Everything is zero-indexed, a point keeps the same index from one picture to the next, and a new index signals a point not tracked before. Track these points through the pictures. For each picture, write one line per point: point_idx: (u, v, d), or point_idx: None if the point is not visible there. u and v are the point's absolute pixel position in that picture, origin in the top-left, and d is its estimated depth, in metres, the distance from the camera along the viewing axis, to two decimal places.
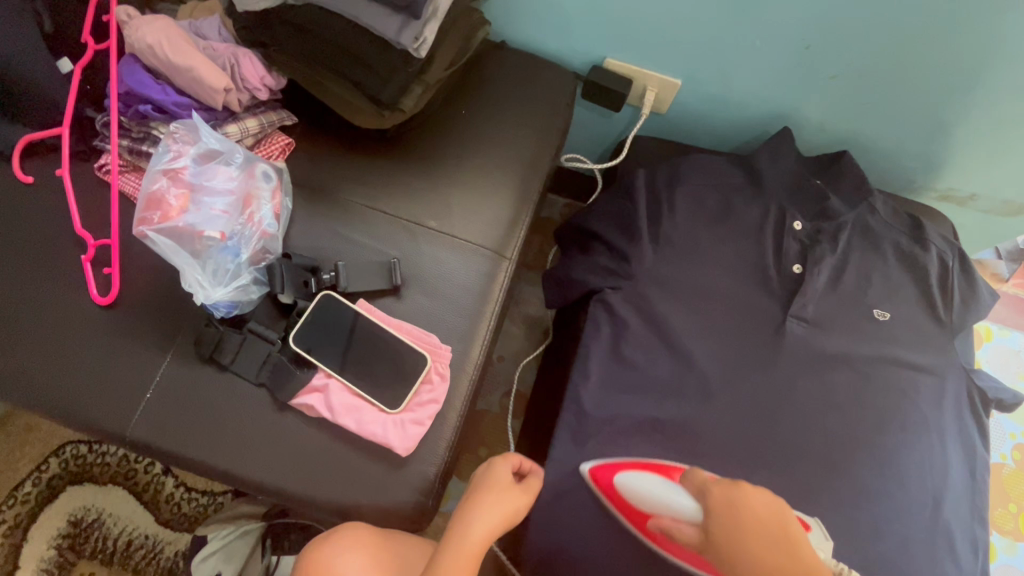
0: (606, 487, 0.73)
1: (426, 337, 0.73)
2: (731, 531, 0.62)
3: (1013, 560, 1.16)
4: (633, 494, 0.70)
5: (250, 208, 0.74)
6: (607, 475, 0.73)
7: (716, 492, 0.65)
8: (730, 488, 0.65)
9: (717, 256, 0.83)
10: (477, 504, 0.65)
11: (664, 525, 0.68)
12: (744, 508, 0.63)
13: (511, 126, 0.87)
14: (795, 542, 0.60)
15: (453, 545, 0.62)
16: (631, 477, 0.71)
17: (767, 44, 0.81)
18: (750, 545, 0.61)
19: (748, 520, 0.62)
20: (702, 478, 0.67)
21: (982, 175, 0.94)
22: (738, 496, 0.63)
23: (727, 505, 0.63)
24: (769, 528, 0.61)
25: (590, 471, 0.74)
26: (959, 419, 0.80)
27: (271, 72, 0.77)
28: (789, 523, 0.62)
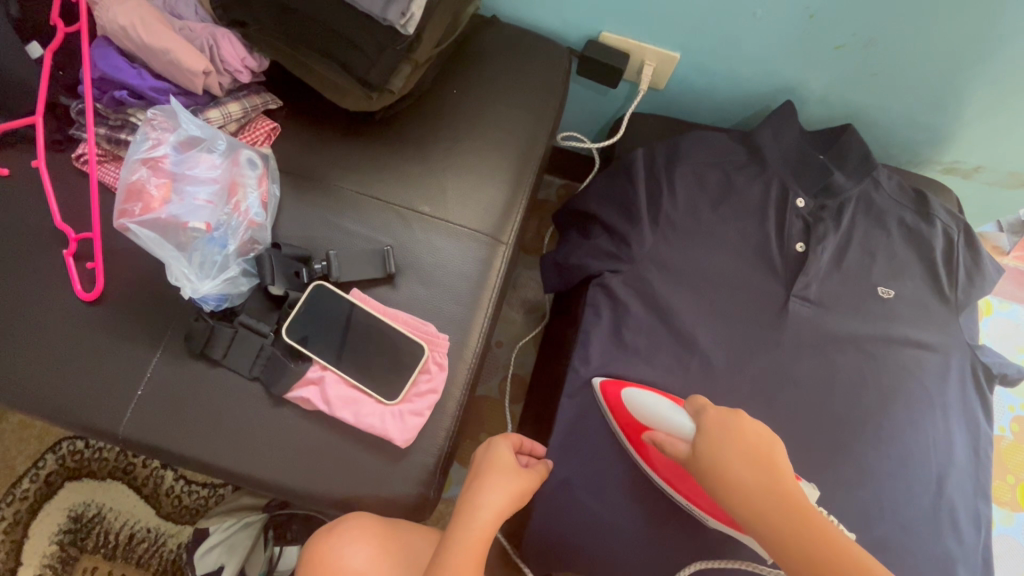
0: (611, 395, 0.73)
1: (423, 327, 0.70)
2: (722, 449, 0.58)
3: (1011, 531, 1.16)
4: (636, 408, 0.70)
5: (236, 197, 0.71)
6: (615, 388, 0.73)
7: (710, 416, 0.62)
8: (725, 413, 0.61)
9: (719, 236, 0.81)
10: (477, 497, 0.62)
11: (658, 439, 0.64)
12: (736, 432, 0.59)
13: (505, 105, 0.84)
14: (780, 473, 0.57)
15: (455, 541, 0.60)
16: (638, 393, 0.71)
17: (769, 14, 0.78)
18: (738, 468, 0.57)
19: (738, 443, 0.58)
20: (703, 401, 0.65)
21: (988, 146, 0.91)
22: (733, 420, 0.60)
23: (719, 427, 0.60)
24: (758, 454, 0.58)
25: (600, 383, 0.75)
26: (963, 395, 0.78)
27: (253, 54, 0.74)
28: (777, 455, 0.58)
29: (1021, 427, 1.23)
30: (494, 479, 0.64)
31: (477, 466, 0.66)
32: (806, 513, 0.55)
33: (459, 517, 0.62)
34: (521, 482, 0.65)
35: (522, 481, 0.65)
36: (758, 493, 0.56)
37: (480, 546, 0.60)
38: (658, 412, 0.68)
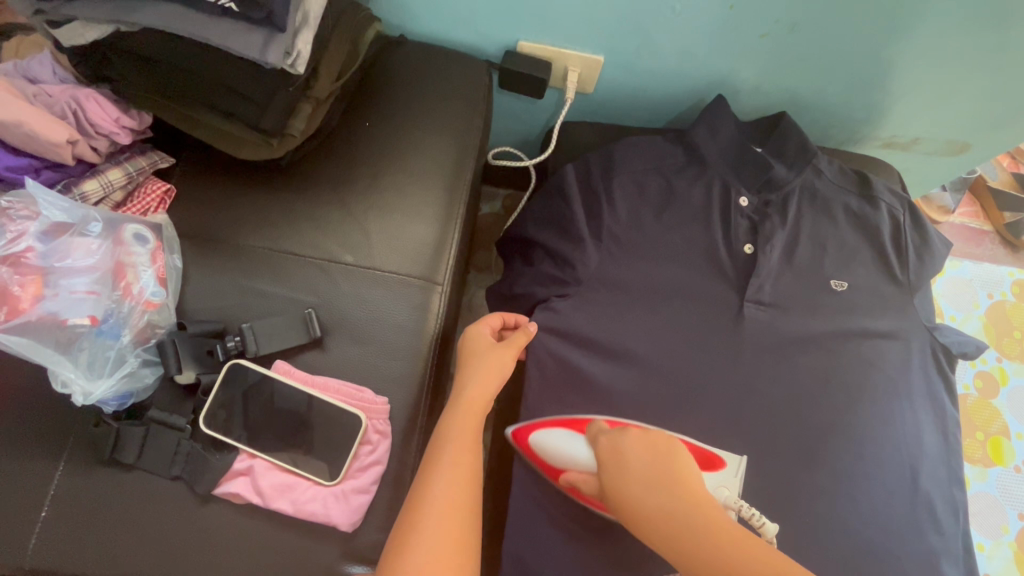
0: (525, 444, 0.70)
1: (359, 394, 0.64)
2: (613, 475, 0.55)
3: (985, 487, 1.18)
4: (548, 451, 0.66)
5: (125, 279, 0.63)
6: (526, 434, 0.70)
7: (603, 442, 0.59)
8: (614, 436, 0.59)
9: (665, 247, 0.77)
10: (469, 372, 0.67)
11: (572, 479, 0.61)
12: (630, 448, 0.56)
13: (425, 130, 0.78)
14: (685, 487, 0.51)
15: (456, 413, 0.63)
16: (545, 433, 0.68)
17: (687, 10, 0.74)
18: (630, 485, 0.53)
19: (630, 465, 0.54)
20: (600, 427, 0.62)
21: (924, 117, 0.90)
22: (625, 441, 0.57)
23: (610, 448, 0.57)
24: (652, 467, 0.53)
25: (512, 434, 0.71)
26: (927, 381, 0.77)
27: (128, 111, 0.66)
28: (683, 467, 0.53)
29: (984, 382, 1.25)
30: (489, 353, 0.68)
31: (466, 345, 0.70)
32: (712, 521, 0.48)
33: (462, 390, 0.65)
34: (507, 354, 0.69)
35: (509, 354, 0.68)
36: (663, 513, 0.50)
37: (479, 413, 0.64)
38: (566, 445, 0.65)
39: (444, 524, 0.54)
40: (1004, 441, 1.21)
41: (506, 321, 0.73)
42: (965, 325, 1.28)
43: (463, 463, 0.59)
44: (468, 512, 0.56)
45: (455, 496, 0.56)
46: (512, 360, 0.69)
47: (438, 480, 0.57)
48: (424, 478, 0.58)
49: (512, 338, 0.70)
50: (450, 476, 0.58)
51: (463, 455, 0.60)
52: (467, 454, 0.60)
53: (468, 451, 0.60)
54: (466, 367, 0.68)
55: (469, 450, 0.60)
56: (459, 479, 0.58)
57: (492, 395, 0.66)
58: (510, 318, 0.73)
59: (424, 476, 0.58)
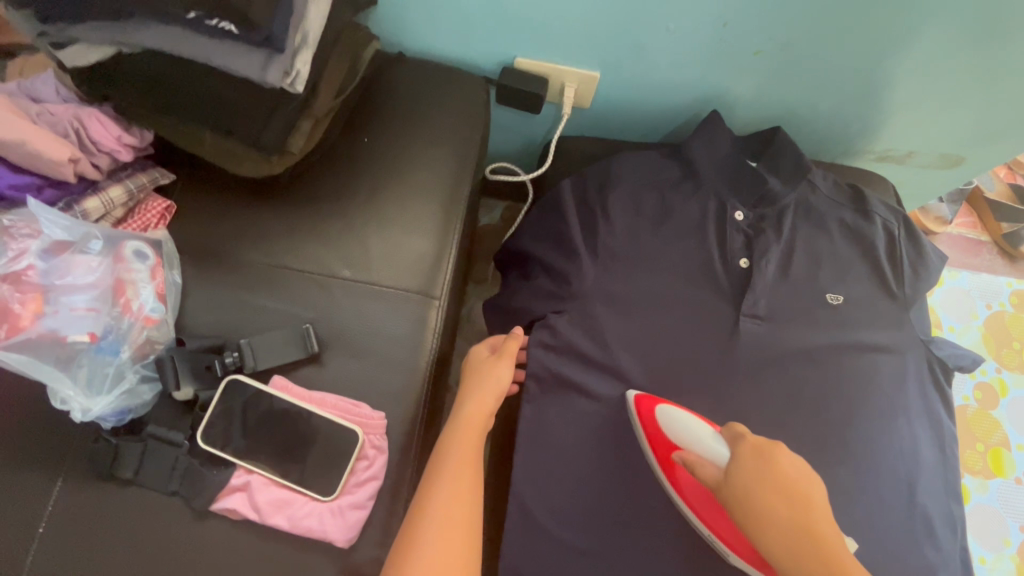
0: (645, 413, 0.69)
1: (356, 409, 0.65)
2: (755, 484, 0.56)
3: (986, 499, 1.17)
4: (669, 427, 0.65)
5: (125, 295, 0.64)
6: (649, 404, 0.69)
7: (748, 445, 0.59)
8: (762, 444, 0.59)
9: (662, 262, 0.77)
10: (473, 380, 0.69)
11: (688, 460, 0.61)
12: (773, 466, 0.57)
13: (422, 146, 0.78)
14: (815, 514, 0.54)
15: (459, 428, 0.64)
16: (675, 412, 0.66)
17: (681, 27, 0.75)
18: (769, 504, 0.55)
19: (773, 482, 0.56)
20: (739, 428, 0.61)
21: (918, 131, 0.90)
22: (781, 456, 0.57)
23: (755, 457, 0.57)
24: (793, 493, 0.55)
25: (635, 398, 0.70)
26: (924, 395, 0.77)
27: (130, 129, 0.67)
28: (815, 495, 0.55)
29: (983, 393, 1.25)
30: (488, 367, 0.69)
31: (467, 362, 0.72)
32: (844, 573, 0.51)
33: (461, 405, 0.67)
34: (508, 363, 0.70)
35: (509, 363, 0.69)
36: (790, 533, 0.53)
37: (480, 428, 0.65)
38: (695, 434, 0.63)
39: (445, 540, 0.56)
40: (1005, 452, 1.21)
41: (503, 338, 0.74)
42: (964, 336, 1.28)
43: (465, 480, 0.60)
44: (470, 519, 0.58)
45: (455, 513, 0.58)
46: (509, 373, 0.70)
47: (439, 497, 0.59)
48: (425, 496, 0.59)
49: (508, 349, 0.71)
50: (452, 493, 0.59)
51: (464, 471, 0.61)
52: (470, 462, 0.62)
53: (469, 467, 0.62)
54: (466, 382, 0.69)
55: (471, 457, 0.62)
56: (459, 495, 0.59)
57: (492, 409, 0.67)
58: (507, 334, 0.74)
59: (429, 483, 0.60)
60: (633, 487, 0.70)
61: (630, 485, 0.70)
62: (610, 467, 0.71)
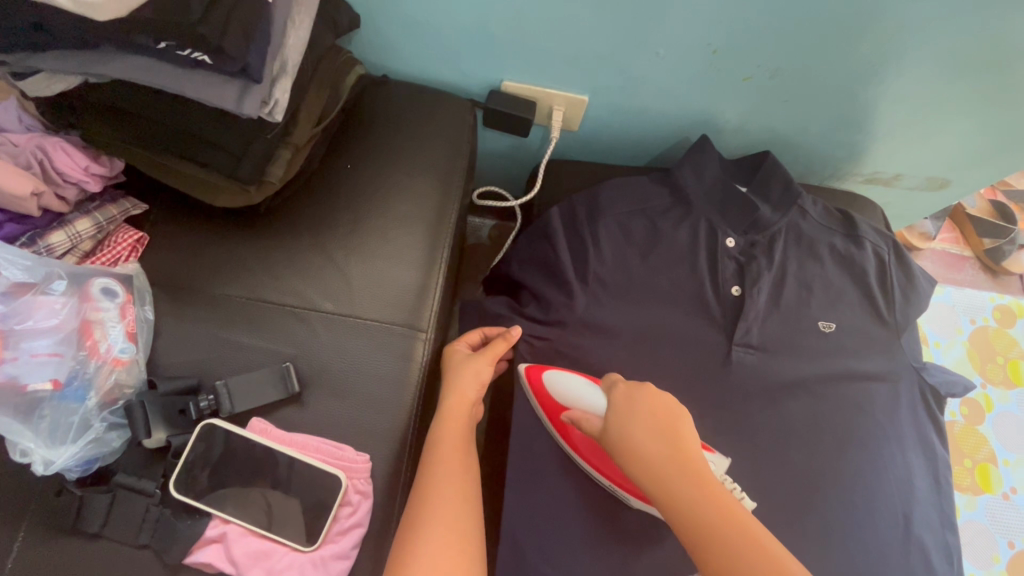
0: (535, 382, 0.70)
1: (339, 452, 0.62)
2: (627, 422, 0.57)
3: (975, 515, 1.18)
4: (556, 389, 0.67)
5: (92, 337, 0.61)
6: (537, 372, 0.70)
7: (620, 391, 0.60)
8: (633, 387, 0.60)
9: (654, 290, 0.76)
10: (452, 381, 0.70)
11: (574, 418, 0.62)
12: (644, 402, 0.58)
13: (407, 172, 0.76)
14: (684, 448, 0.54)
15: (446, 430, 0.66)
16: (560, 375, 0.68)
17: (671, 53, 0.74)
18: (643, 439, 0.55)
19: (643, 417, 0.57)
20: (615, 376, 0.65)
21: (906, 155, 0.91)
22: (642, 394, 0.59)
23: (628, 397, 0.59)
24: (662, 422, 0.56)
25: (524, 370, 0.71)
26: (917, 423, 0.76)
27: (99, 159, 0.64)
28: (683, 428, 0.56)
29: (969, 409, 1.26)
30: (466, 363, 0.71)
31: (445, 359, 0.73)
32: (722, 503, 0.51)
33: (444, 404, 0.69)
34: (484, 361, 0.71)
35: (485, 361, 0.71)
36: (663, 464, 0.53)
37: (464, 422, 0.68)
38: (574, 390, 0.66)
39: (444, 541, 0.58)
40: (992, 468, 1.22)
41: (486, 335, 0.75)
42: (949, 351, 1.29)
43: (456, 482, 0.62)
44: (467, 524, 0.60)
45: (450, 514, 0.60)
46: (490, 369, 0.71)
47: (438, 501, 0.60)
48: (420, 500, 0.60)
49: (491, 346, 0.72)
50: (447, 498, 0.61)
51: (456, 475, 0.63)
52: (460, 468, 0.64)
53: (460, 470, 0.64)
54: (446, 380, 0.71)
55: (461, 462, 0.64)
56: (454, 500, 0.61)
57: (472, 402, 0.70)
58: (490, 330, 0.75)
59: (423, 492, 0.61)
60: (626, 525, 0.68)
61: (625, 522, 0.68)
62: (602, 505, 0.69)
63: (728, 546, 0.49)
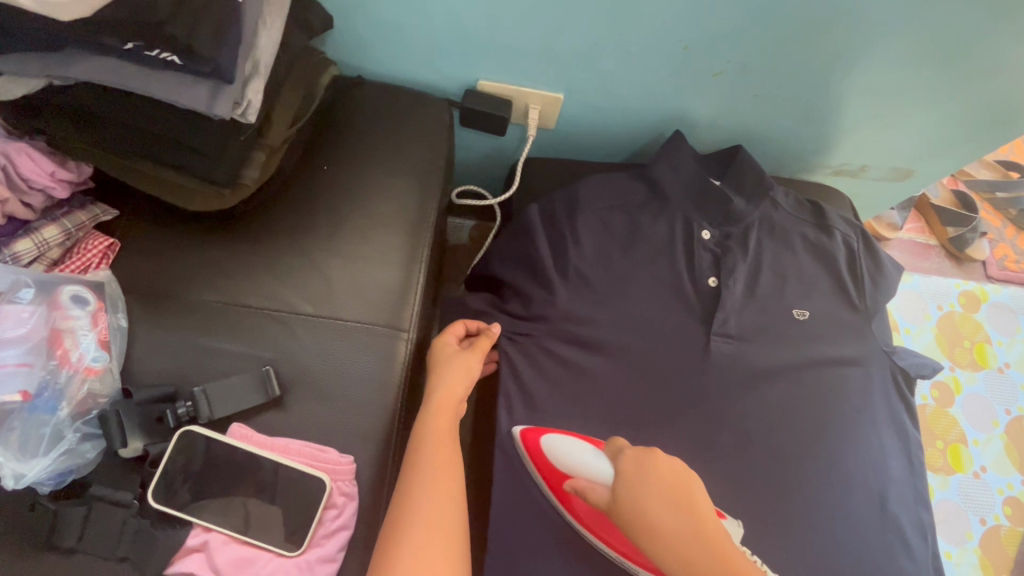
0: (534, 449, 0.68)
1: (322, 454, 0.61)
2: (644, 501, 0.58)
3: (949, 495, 1.22)
4: (557, 455, 0.66)
5: (63, 346, 0.59)
6: (535, 435, 0.69)
7: (628, 457, 0.61)
8: (642, 452, 0.61)
9: (633, 284, 0.77)
10: (441, 374, 0.69)
11: (579, 487, 0.61)
12: (655, 469, 0.59)
13: (384, 173, 0.76)
14: (703, 521, 0.57)
15: (431, 425, 0.65)
16: (561, 441, 0.67)
17: (643, 50, 0.75)
18: (661, 517, 0.57)
19: (658, 486, 0.58)
20: (620, 442, 0.64)
21: (871, 146, 0.94)
22: (650, 461, 0.60)
23: (636, 470, 0.60)
24: (678, 495, 0.58)
25: (519, 433, 0.70)
26: (890, 405, 0.79)
27: (65, 163, 0.62)
28: (698, 500, 0.58)
29: (940, 392, 1.30)
30: (455, 359, 0.70)
31: (432, 353, 0.72)
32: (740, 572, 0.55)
33: (430, 399, 0.68)
34: (474, 358, 0.71)
35: (474, 357, 0.71)
36: (686, 545, 0.56)
37: (451, 419, 0.67)
38: (577, 458, 0.65)
39: (430, 539, 0.58)
40: (963, 448, 1.26)
41: (469, 328, 0.75)
42: (919, 337, 1.34)
43: (442, 480, 0.62)
44: (455, 520, 0.60)
45: (437, 511, 0.60)
46: (478, 364, 0.72)
47: (425, 499, 0.60)
48: (406, 497, 0.60)
49: (477, 344, 0.73)
50: (434, 497, 0.60)
51: (444, 472, 0.63)
52: (447, 466, 0.63)
53: (449, 469, 0.63)
54: (433, 374, 0.70)
55: (447, 456, 0.64)
56: (442, 496, 0.61)
57: (460, 398, 0.69)
58: (470, 325, 0.75)
59: (410, 488, 0.61)
60: None
61: None
62: None
63: None
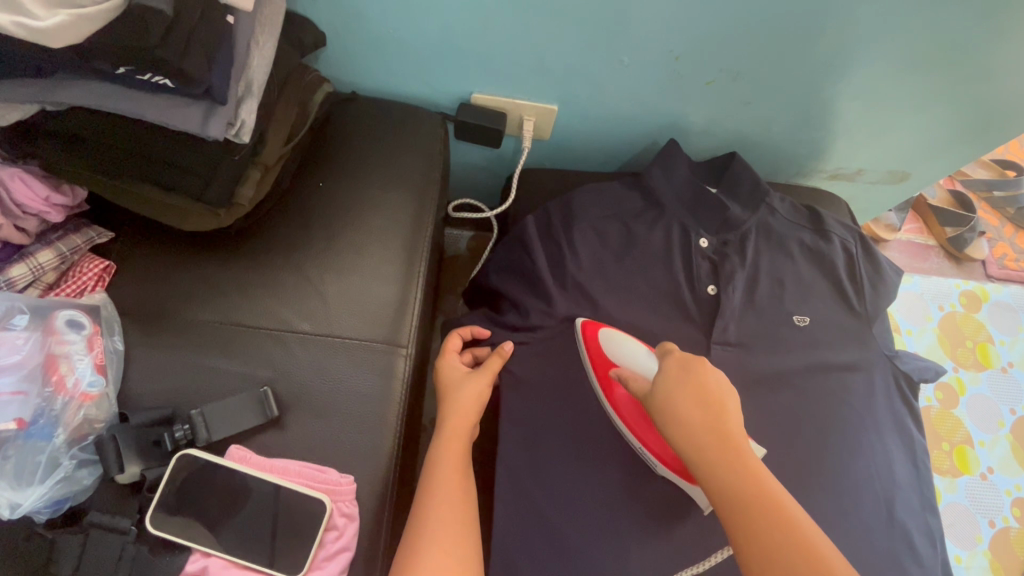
0: (590, 338, 0.71)
1: (322, 475, 0.61)
2: (673, 391, 0.58)
3: (957, 497, 1.21)
4: (614, 346, 0.69)
5: (58, 372, 0.59)
6: (593, 327, 0.71)
7: (675, 358, 0.61)
8: (690, 359, 0.60)
9: (631, 293, 0.77)
10: (452, 401, 0.70)
11: (624, 376, 0.63)
12: (698, 375, 0.58)
13: (380, 187, 0.76)
14: (733, 432, 0.55)
15: (443, 451, 0.66)
16: (617, 338, 0.70)
17: (635, 61, 0.76)
18: (689, 410, 0.56)
19: (692, 387, 0.57)
20: (671, 346, 0.63)
21: (866, 150, 0.94)
22: (696, 365, 0.59)
23: (681, 368, 0.59)
24: (710, 398, 0.56)
25: (581, 323, 0.72)
26: (893, 409, 0.78)
27: (60, 188, 0.62)
28: (730, 413, 0.56)
29: (944, 393, 1.29)
30: (466, 382, 0.71)
31: (442, 379, 0.73)
32: (762, 488, 0.51)
33: (444, 424, 0.69)
34: (482, 380, 0.71)
35: (483, 379, 0.71)
36: (704, 441, 0.54)
37: (463, 442, 0.67)
38: (632, 355, 0.68)
39: (441, 561, 0.57)
40: (969, 449, 1.25)
41: (477, 356, 0.76)
42: (921, 338, 1.33)
43: (452, 504, 0.62)
44: (464, 543, 0.59)
45: (452, 537, 0.59)
46: (489, 386, 0.72)
47: (435, 523, 0.60)
48: (419, 521, 0.60)
49: (487, 363, 0.72)
50: (447, 521, 0.60)
51: (455, 495, 0.63)
52: (457, 490, 0.63)
53: (458, 490, 0.63)
54: (447, 398, 0.71)
55: (456, 479, 0.64)
56: (455, 521, 0.60)
57: (473, 423, 0.70)
58: (480, 351, 0.76)
59: (420, 513, 0.61)
60: (619, 530, 0.68)
61: (615, 525, 0.68)
62: (594, 511, 0.68)
63: (762, 531, 0.49)
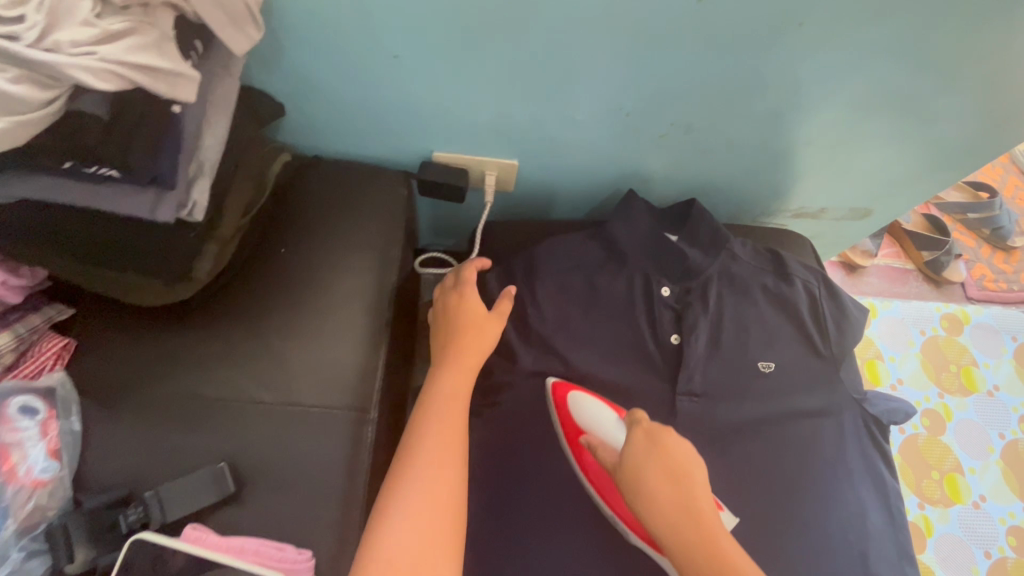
0: (560, 401, 0.73)
1: (279, 553, 0.60)
2: (642, 467, 0.57)
3: (949, 528, 1.18)
4: (581, 411, 0.71)
5: (10, 460, 0.59)
6: (564, 390, 0.73)
7: (640, 430, 0.60)
8: (655, 429, 0.60)
9: (594, 347, 0.77)
10: (460, 343, 0.72)
11: (592, 444, 0.66)
12: (664, 449, 0.58)
13: (341, 250, 0.77)
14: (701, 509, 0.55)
15: (436, 407, 0.66)
16: (585, 400, 0.72)
17: (588, 118, 0.77)
18: (658, 488, 0.56)
19: (660, 462, 0.57)
20: (638, 414, 0.61)
21: (826, 190, 0.95)
22: (664, 438, 0.59)
23: (648, 442, 0.58)
24: (679, 472, 0.56)
25: (551, 384, 0.74)
26: (865, 455, 0.77)
27: (19, 269, 0.63)
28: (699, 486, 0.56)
29: (930, 420, 1.28)
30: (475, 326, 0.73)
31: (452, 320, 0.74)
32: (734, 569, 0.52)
33: (448, 365, 0.70)
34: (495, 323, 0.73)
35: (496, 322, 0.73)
36: (677, 519, 0.55)
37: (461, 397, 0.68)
38: (598, 418, 0.70)
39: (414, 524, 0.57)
40: (959, 478, 1.23)
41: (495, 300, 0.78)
42: (903, 365, 1.33)
43: (439, 459, 0.62)
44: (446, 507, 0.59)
45: (424, 522, 0.57)
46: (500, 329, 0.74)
47: (414, 487, 0.59)
48: (402, 480, 0.60)
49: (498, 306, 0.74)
50: (423, 556, 0.55)
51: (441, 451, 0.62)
52: (448, 444, 0.63)
53: (453, 443, 0.63)
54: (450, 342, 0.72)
55: (454, 438, 0.64)
56: (437, 487, 0.60)
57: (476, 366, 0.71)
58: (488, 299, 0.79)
59: (401, 474, 0.61)
60: None
61: None
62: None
63: None
